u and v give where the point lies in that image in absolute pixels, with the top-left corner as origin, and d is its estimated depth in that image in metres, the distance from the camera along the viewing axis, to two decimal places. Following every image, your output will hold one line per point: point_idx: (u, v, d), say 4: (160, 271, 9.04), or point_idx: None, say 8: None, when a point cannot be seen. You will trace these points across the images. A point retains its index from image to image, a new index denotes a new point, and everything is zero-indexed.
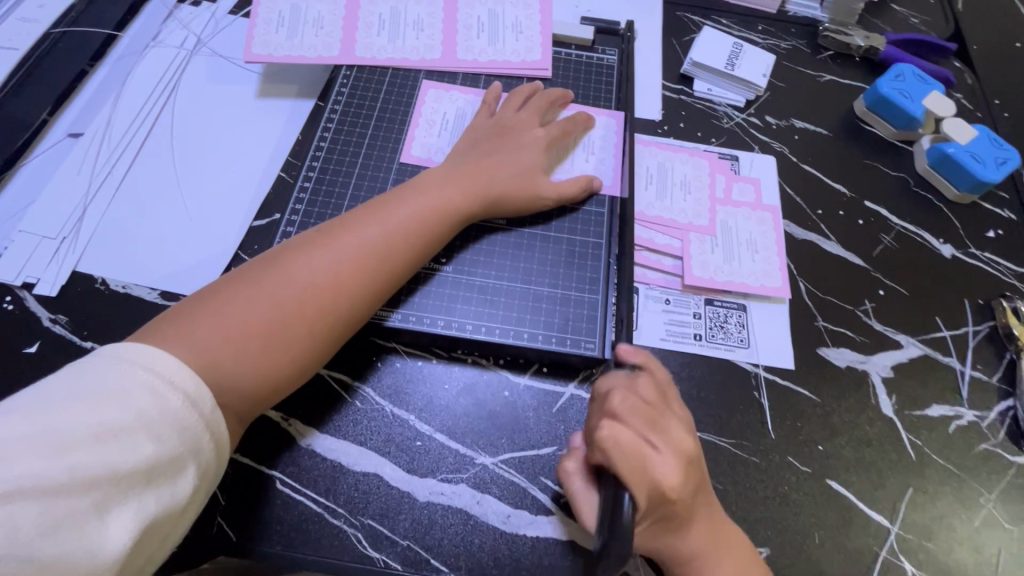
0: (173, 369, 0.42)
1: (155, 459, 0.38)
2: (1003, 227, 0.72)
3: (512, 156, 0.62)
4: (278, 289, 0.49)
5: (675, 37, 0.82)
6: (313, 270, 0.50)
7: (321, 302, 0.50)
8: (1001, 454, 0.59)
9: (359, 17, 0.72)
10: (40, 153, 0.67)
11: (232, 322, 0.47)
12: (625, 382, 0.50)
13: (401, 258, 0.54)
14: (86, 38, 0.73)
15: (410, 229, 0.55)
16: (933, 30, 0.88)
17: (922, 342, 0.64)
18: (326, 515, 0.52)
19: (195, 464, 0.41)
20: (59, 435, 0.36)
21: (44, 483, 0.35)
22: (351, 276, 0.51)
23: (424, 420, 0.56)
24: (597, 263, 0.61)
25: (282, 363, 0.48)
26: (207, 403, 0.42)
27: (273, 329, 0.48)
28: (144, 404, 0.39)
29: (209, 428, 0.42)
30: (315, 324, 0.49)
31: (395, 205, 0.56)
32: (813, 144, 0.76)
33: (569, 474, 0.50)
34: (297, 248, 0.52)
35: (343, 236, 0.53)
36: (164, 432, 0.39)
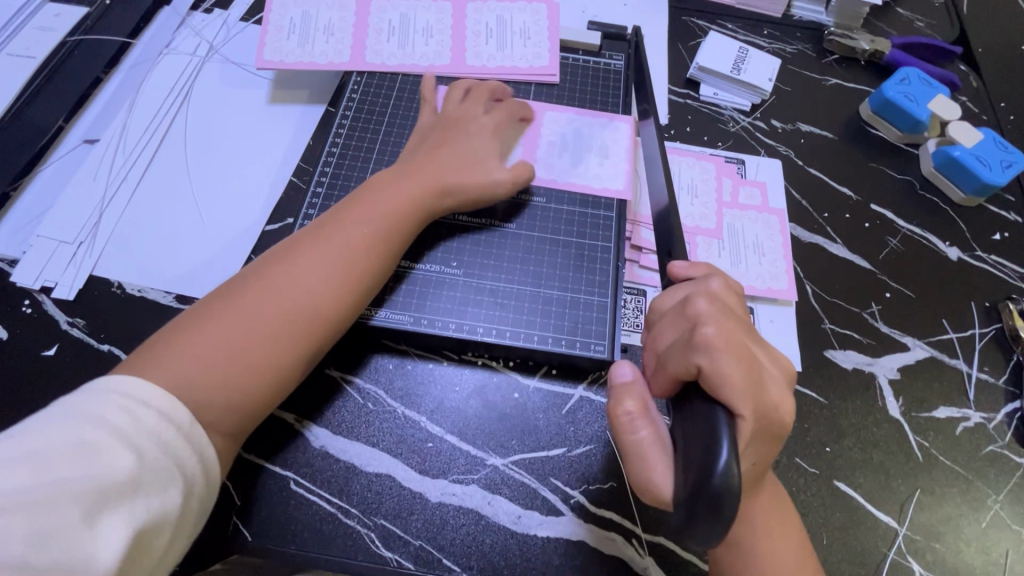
0: (143, 389, 0.43)
1: (139, 470, 0.39)
2: (1009, 230, 0.72)
3: (461, 145, 0.62)
4: (247, 307, 0.50)
5: (681, 41, 0.83)
6: (280, 284, 0.51)
7: (289, 313, 0.50)
8: (1009, 455, 0.59)
9: (369, 24, 0.73)
10: (56, 159, 0.69)
11: (205, 346, 0.47)
12: (707, 306, 0.43)
13: (368, 261, 0.54)
14: (101, 45, 0.74)
15: (374, 232, 0.55)
16: (938, 33, 0.88)
17: (929, 344, 0.64)
18: (339, 516, 0.52)
19: (180, 475, 0.42)
20: (44, 454, 0.37)
21: (32, 497, 0.35)
22: (318, 284, 0.52)
23: (435, 422, 0.57)
24: (606, 266, 0.62)
25: (261, 373, 0.49)
26: (184, 416, 0.44)
27: (247, 347, 0.48)
28: (118, 422, 0.40)
29: (187, 440, 0.43)
30: (290, 335, 0.50)
31: (356, 210, 0.56)
32: (819, 148, 0.76)
33: (630, 416, 0.44)
34: (262, 267, 0.53)
35: (308, 248, 0.53)
36: (144, 446, 0.40)
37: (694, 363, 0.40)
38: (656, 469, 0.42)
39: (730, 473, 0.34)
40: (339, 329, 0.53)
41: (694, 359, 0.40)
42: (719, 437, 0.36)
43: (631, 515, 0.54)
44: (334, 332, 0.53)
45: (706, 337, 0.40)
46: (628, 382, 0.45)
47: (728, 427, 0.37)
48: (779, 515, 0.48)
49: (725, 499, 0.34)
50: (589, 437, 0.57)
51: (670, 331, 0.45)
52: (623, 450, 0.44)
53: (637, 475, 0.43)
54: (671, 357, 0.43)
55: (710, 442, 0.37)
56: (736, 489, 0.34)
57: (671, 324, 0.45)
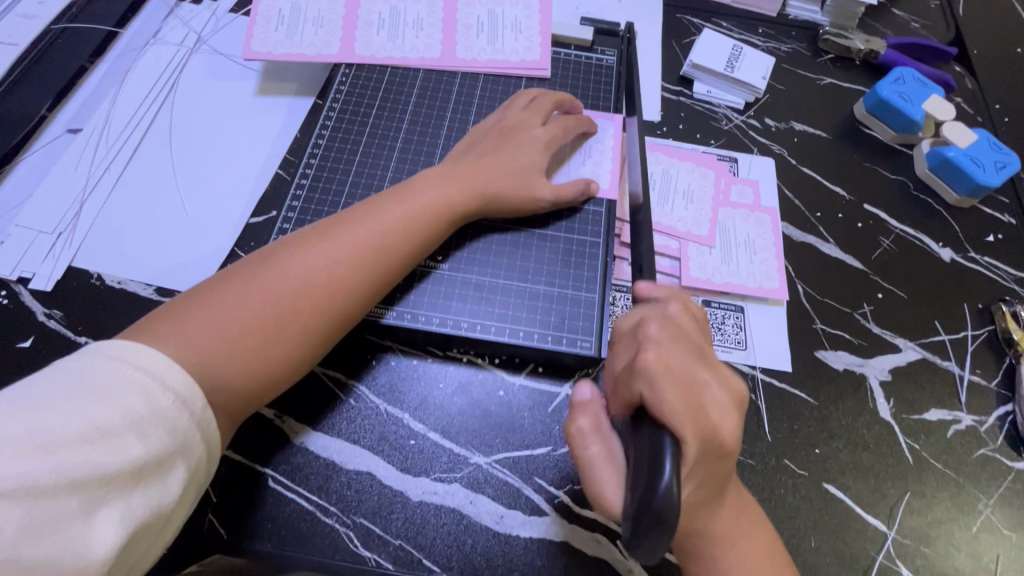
0: (160, 367, 0.41)
1: (145, 460, 0.38)
2: (1003, 231, 0.72)
3: (514, 157, 0.61)
4: (269, 288, 0.49)
5: (675, 38, 0.82)
6: (308, 268, 0.50)
7: (314, 300, 0.50)
8: (1000, 459, 0.58)
9: (359, 16, 0.73)
10: (38, 149, 0.67)
11: (225, 319, 0.46)
12: (655, 332, 0.43)
13: (397, 254, 0.54)
14: (86, 35, 0.73)
15: (406, 227, 0.55)
16: (933, 34, 0.88)
17: (921, 345, 0.64)
18: (318, 514, 0.51)
19: (183, 464, 0.40)
20: (46, 435, 0.35)
21: (29, 484, 0.34)
22: (345, 273, 0.51)
23: (418, 418, 0.56)
24: (594, 263, 0.61)
25: (276, 359, 0.48)
26: (197, 402, 0.42)
27: (266, 328, 0.47)
28: (133, 405, 0.38)
29: (198, 428, 0.42)
30: (310, 321, 0.49)
31: (393, 204, 0.55)
32: (813, 147, 0.76)
33: (580, 433, 0.44)
34: (293, 244, 0.52)
35: (339, 233, 0.52)
36: (153, 434, 0.39)
37: (636, 389, 0.40)
38: (605, 483, 0.42)
39: (670, 494, 0.34)
40: (356, 319, 0.52)
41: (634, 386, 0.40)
42: (661, 454, 0.36)
43: None
44: (350, 322, 0.52)
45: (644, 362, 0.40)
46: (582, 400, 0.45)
47: (673, 448, 0.36)
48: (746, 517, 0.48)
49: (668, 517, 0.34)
50: None
51: (626, 354, 0.45)
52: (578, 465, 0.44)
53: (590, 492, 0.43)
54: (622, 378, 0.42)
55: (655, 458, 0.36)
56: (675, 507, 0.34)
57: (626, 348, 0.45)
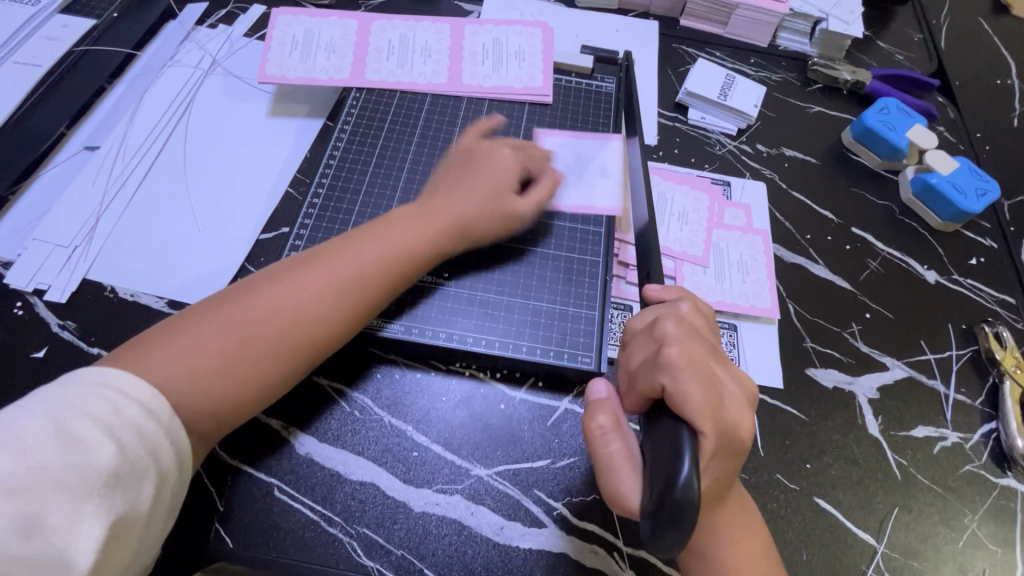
0: (125, 378, 0.43)
1: (118, 460, 0.39)
2: (985, 255, 0.75)
3: (500, 200, 0.62)
4: (243, 319, 0.50)
5: (671, 67, 0.86)
6: (289, 300, 0.52)
7: (294, 331, 0.51)
8: (985, 475, 0.60)
9: (369, 43, 0.76)
10: (55, 165, 0.70)
11: (204, 349, 0.48)
12: (673, 328, 0.45)
13: (379, 285, 0.55)
14: (105, 57, 0.76)
15: (380, 262, 0.55)
16: (917, 66, 0.92)
17: (908, 364, 0.66)
18: (322, 523, 0.52)
19: (158, 467, 0.42)
20: (18, 443, 0.38)
21: (3, 486, 0.36)
22: (326, 304, 0.52)
23: (421, 431, 0.57)
24: (594, 280, 0.63)
25: (245, 390, 0.49)
26: (163, 409, 0.43)
27: (237, 359, 0.49)
28: (100, 411, 0.41)
29: (167, 433, 0.43)
30: (290, 352, 0.51)
31: (369, 238, 0.56)
32: (802, 172, 0.79)
33: (601, 430, 0.46)
34: (275, 275, 0.53)
35: (322, 265, 0.54)
36: (123, 436, 0.40)
37: (658, 383, 0.42)
38: (623, 479, 0.44)
39: (690, 484, 0.36)
40: (328, 350, 0.54)
41: (657, 379, 0.42)
42: (682, 450, 0.38)
43: (613, 528, 0.54)
44: (330, 350, 0.54)
45: (669, 358, 0.42)
46: (599, 397, 0.48)
47: (691, 446, 0.39)
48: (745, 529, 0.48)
49: (687, 508, 0.35)
50: (574, 449, 0.57)
51: (641, 351, 0.47)
52: (598, 464, 0.46)
53: (608, 485, 0.45)
54: (639, 374, 0.45)
55: (674, 454, 0.38)
56: (697, 500, 0.36)
57: (642, 344, 0.47)
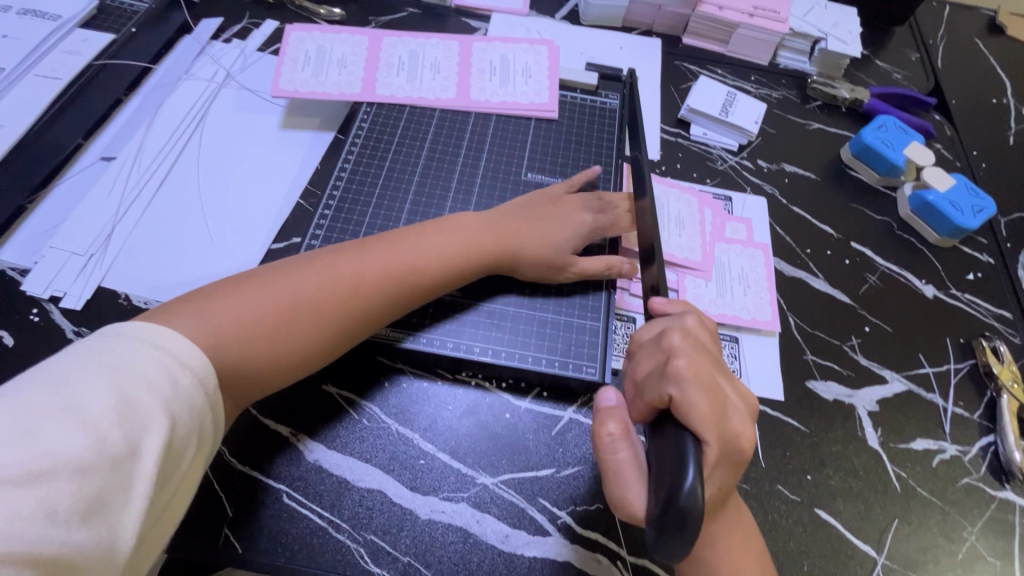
0: (179, 347, 0.44)
1: (172, 434, 0.41)
2: (982, 270, 0.76)
3: (559, 221, 0.65)
4: (300, 285, 0.53)
5: (673, 84, 0.88)
6: (337, 278, 0.54)
7: (338, 306, 0.53)
8: (984, 488, 0.61)
9: (380, 59, 0.78)
10: (73, 175, 0.71)
11: (254, 310, 0.50)
12: (680, 341, 0.47)
13: (423, 279, 0.58)
14: (123, 70, 0.78)
15: (433, 259, 0.58)
16: (914, 84, 0.94)
17: (906, 377, 0.67)
18: (329, 530, 0.53)
19: (199, 440, 0.44)
20: (81, 413, 0.38)
21: (75, 459, 0.36)
22: (371, 285, 0.55)
23: (428, 439, 0.58)
24: (598, 292, 0.65)
25: (285, 355, 0.51)
26: (212, 381, 0.45)
27: (286, 321, 0.51)
28: (157, 383, 0.41)
29: (211, 406, 0.45)
30: (330, 321, 0.53)
31: (427, 237, 0.60)
32: (802, 188, 0.81)
33: (611, 438, 0.46)
34: (330, 253, 0.56)
35: (372, 254, 0.57)
36: (178, 410, 0.42)
37: (665, 393, 0.43)
38: (630, 488, 0.45)
39: (695, 494, 0.37)
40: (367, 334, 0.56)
41: (665, 389, 0.44)
42: (686, 460, 0.39)
43: (616, 537, 0.55)
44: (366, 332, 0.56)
45: (677, 370, 0.44)
46: (609, 406, 0.49)
47: (695, 455, 0.40)
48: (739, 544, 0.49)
49: (691, 515, 0.36)
50: (578, 458, 0.58)
51: (648, 362, 0.48)
52: (605, 471, 0.47)
53: (614, 493, 0.46)
54: (647, 384, 0.46)
55: (677, 465, 0.39)
56: (701, 508, 0.36)
57: (649, 356, 0.48)
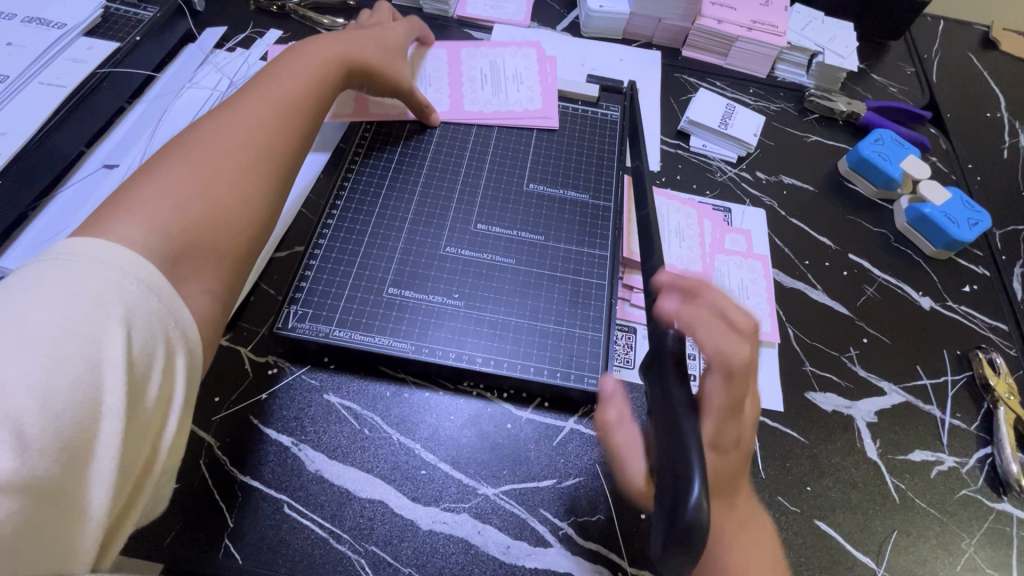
0: (123, 257, 0.38)
1: (133, 347, 0.35)
2: (978, 283, 0.77)
3: (367, 39, 0.69)
4: (201, 152, 0.48)
5: (672, 96, 0.89)
6: (229, 125, 0.51)
7: (255, 147, 0.51)
8: (981, 500, 0.61)
9: None
10: (75, 183, 0.71)
11: (181, 184, 0.45)
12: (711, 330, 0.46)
13: (302, 85, 0.58)
14: (127, 78, 0.78)
15: (308, 84, 0.59)
16: (910, 98, 0.96)
17: (904, 389, 0.67)
18: (330, 540, 0.53)
19: (171, 355, 0.38)
20: (24, 333, 0.33)
21: (24, 381, 0.31)
22: (272, 123, 0.54)
23: (429, 449, 0.58)
24: (600, 302, 0.65)
25: (240, 207, 0.48)
26: (165, 287, 0.38)
27: (214, 177, 0.47)
28: (105, 295, 0.35)
29: (173, 317, 0.38)
30: (266, 168, 0.51)
31: (280, 76, 0.58)
32: (800, 200, 0.81)
33: (608, 424, 0.48)
34: (197, 129, 0.50)
35: (242, 104, 0.54)
36: (135, 320, 0.36)
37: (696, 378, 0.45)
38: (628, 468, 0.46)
39: (701, 507, 0.37)
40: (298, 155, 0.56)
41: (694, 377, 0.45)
42: (692, 470, 0.38)
43: (617, 549, 0.55)
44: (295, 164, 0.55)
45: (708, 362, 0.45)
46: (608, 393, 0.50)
47: (701, 463, 0.39)
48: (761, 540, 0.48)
49: (695, 530, 0.37)
50: (579, 469, 0.58)
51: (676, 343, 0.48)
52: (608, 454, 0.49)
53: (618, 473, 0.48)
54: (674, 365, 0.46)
55: (683, 475, 0.38)
56: (706, 523, 0.37)
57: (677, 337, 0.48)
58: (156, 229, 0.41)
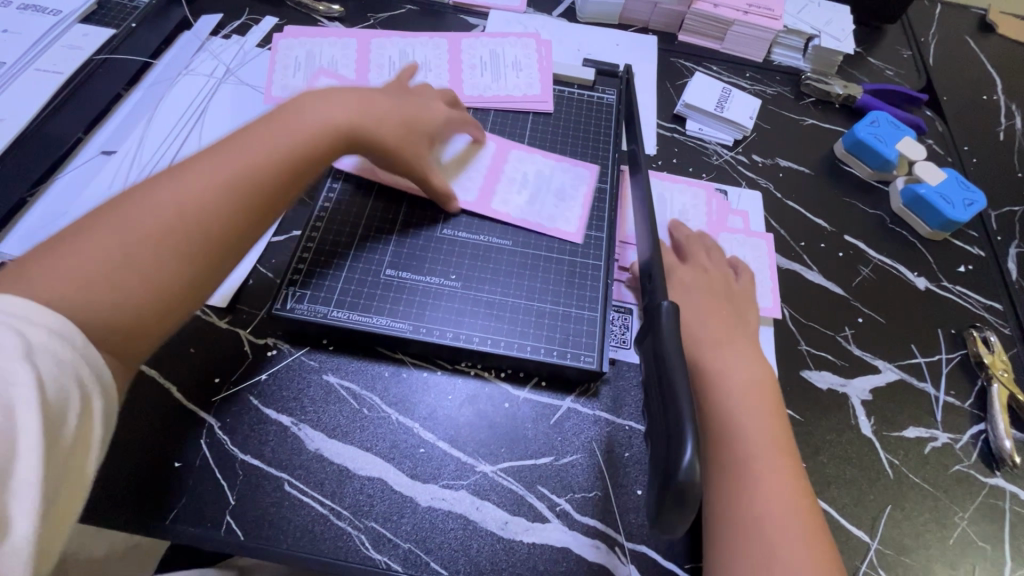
0: (27, 308, 0.38)
1: (42, 390, 0.36)
2: (973, 263, 0.77)
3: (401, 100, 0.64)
4: (140, 212, 0.46)
5: (669, 80, 0.89)
6: (169, 193, 0.47)
7: (183, 225, 0.47)
8: (975, 475, 0.62)
9: (370, 60, 0.79)
10: (74, 169, 0.71)
11: (104, 249, 0.44)
12: None
13: (268, 160, 0.52)
14: (124, 65, 0.78)
15: (301, 149, 0.54)
16: (907, 81, 0.96)
17: (899, 367, 0.68)
18: (331, 517, 0.54)
19: (83, 396, 0.39)
20: None
21: None
22: (231, 190, 0.49)
23: (427, 428, 0.59)
24: (596, 283, 0.65)
25: (158, 283, 0.45)
26: (76, 333, 0.39)
27: (136, 249, 0.45)
28: (8, 343, 0.36)
29: (85, 358, 0.39)
30: (199, 244, 0.48)
31: (277, 129, 0.54)
32: (796, 182, 0.82)
33: None
34: (160, 178, 0.48)
35: (222, 159, 0.50)
36: (42, 364, 0.37)
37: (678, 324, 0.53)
38: None
39: (693, 470, 0.37)
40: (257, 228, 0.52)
41: None
42: (684, 435, 0.39)
43: (614, 524, 0.56)
44: (236, 249, 0.50)
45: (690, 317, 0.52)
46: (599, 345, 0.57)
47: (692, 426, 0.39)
48: (778, 437, 0.55)
49: (689, 490, 0.37)
50: (576, 446, 0.59)
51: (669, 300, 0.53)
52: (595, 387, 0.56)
53: None
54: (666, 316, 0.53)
55: (676, 440, 0.39)
56: (699, 483, 0.37)
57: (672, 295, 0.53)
58: (60, 300, 0.41)
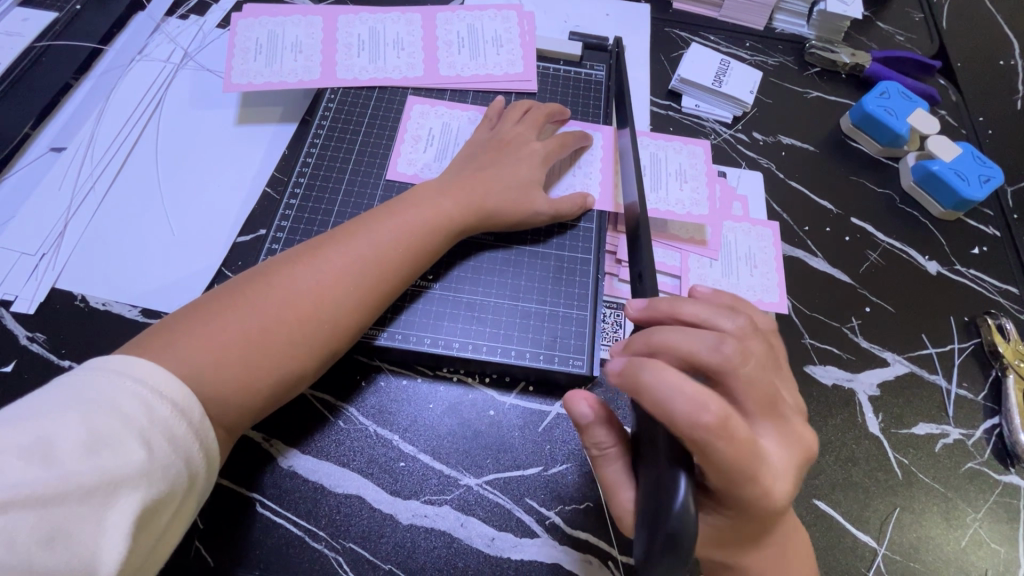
0: (160, 378, 0.40)
1: (148, 469, 0.37)
2: (988, 244, 0.73)
3: (511, 172, 0.61)
4: (263, 301, 0.48)
5: (663, 52, 0.83)
6: (298, 284, 0.49)
7: (304, 317, 0.49)
8: (988, 472, 0.59)
9: (338, 40, 0.72)
10: (24, 167, 0.67)
11: (225, 335, 0.45)
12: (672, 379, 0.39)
13: (381, 253, 0.53)
14: (70, 51, 0.72)
15: (405, 241, 0.54)
16: (919, 47, 0.89)
17: (909, 359, 0.64)
18: (306, 539, 0.51)
19: (185, 477, 0.39)
20: (51, 445, 0.35)
21: (36, 491, 0.33)
22: (344, 284, 0.51)
23: (408, 440, 0.55)
24: (585, 280, 0.61)
25: (263, 378, 0.46)
26: (195, 412, 0.41)
27: (255, 340, 0.46)
28: (133, 414, 0.38)
29: (197, 439, 0.40)
30: (309, 340, 0.49)
31: (389, 219, 0.55)
32: (800, 161, 0.76)
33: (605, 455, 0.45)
34: (284, 265, 0.51)
35: (336, 252, 0.52)
36: (156, 442, 0.38)
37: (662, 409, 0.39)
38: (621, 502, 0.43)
39: (687, 513, 0.34)
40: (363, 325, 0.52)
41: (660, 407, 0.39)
42: (676, 470, 0.36)
43: (608, 537, 0.52)
44: (345, 342, 0.51)
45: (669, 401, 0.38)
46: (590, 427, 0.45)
47: (687, 463, 0.36)
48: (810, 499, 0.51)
49: (683, 534, 0.34)
50: (567, 454, 0.55)
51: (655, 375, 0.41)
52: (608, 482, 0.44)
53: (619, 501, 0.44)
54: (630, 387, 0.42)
55: (668, 476, 0.36)
56: (693, 528, 0.34)
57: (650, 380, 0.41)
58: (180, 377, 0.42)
